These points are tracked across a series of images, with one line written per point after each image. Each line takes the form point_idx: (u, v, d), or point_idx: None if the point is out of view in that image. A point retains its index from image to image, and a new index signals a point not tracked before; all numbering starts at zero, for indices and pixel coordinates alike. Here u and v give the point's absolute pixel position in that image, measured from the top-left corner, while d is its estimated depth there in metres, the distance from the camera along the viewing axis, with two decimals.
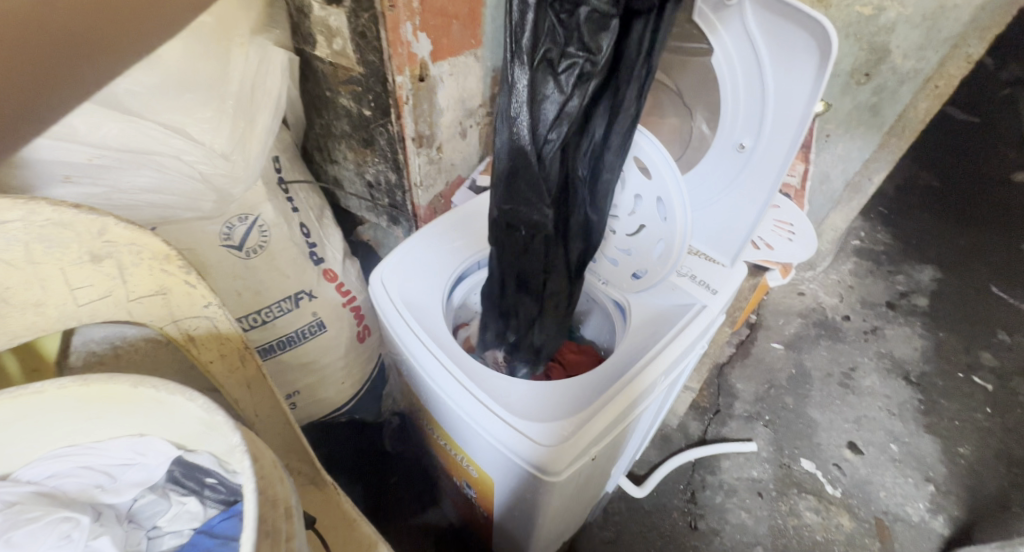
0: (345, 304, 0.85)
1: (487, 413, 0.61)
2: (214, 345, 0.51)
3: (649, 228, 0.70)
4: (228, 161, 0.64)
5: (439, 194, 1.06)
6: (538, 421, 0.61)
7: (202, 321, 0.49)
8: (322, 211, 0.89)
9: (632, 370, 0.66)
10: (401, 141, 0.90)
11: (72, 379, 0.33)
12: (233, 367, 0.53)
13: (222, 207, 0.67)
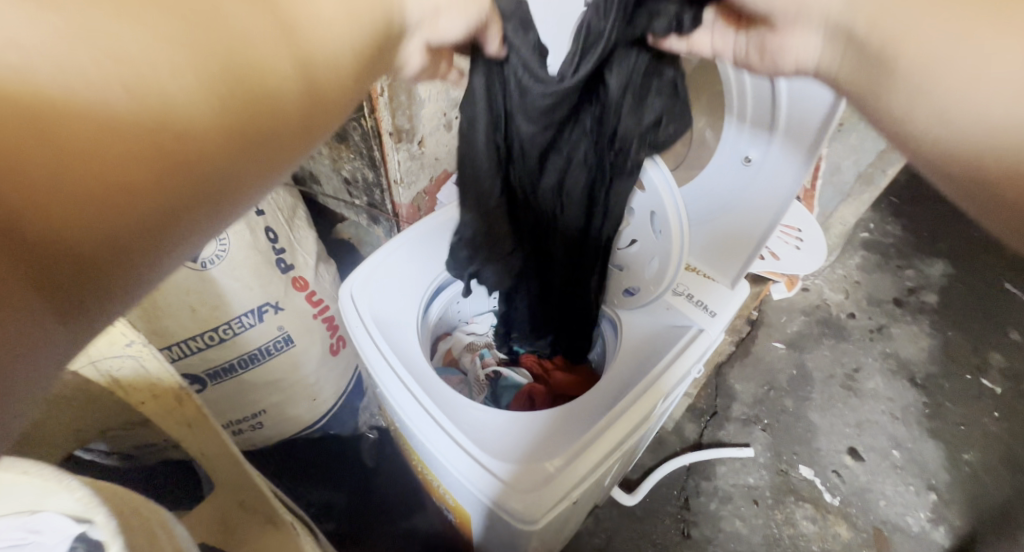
0: (316, 315, 0.79)
1: (459, 452, 0.56)
2: (144, 387, 0.46)
3: (641, 245, 0.64)
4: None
5: (423, 191, 0.99)
6: (515, 463, 0.56)
7: (126, 361, 0.44)
8: (292, 212, 0.82)
9: (623, 403, 0.61)
10: (377, 136, 0.83)
11: None
12: (167, 409, 0.48)
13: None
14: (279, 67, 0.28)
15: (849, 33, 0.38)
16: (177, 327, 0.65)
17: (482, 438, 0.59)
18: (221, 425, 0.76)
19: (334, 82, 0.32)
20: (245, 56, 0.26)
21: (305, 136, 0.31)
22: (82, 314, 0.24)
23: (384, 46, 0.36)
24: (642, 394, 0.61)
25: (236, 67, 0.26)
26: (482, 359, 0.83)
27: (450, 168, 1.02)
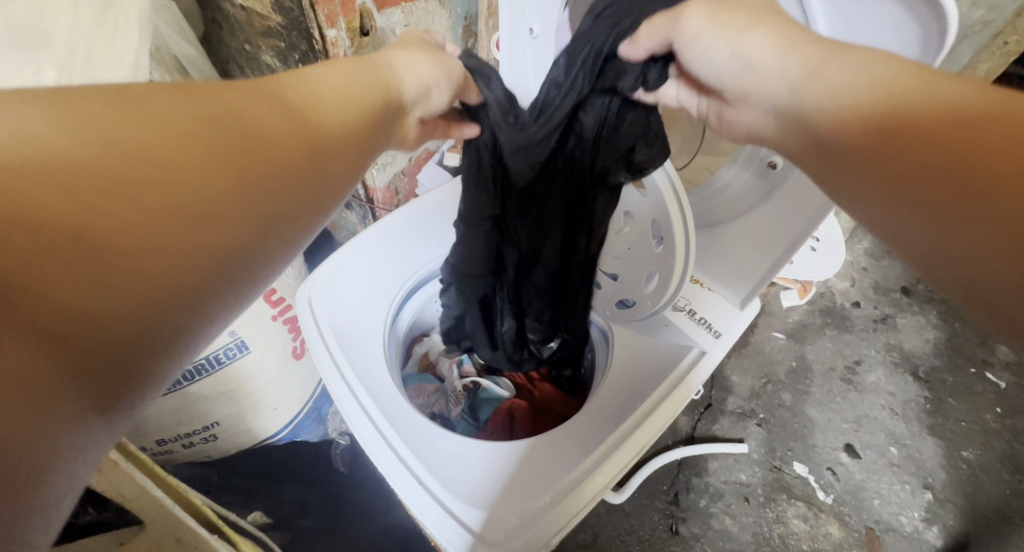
0: (276, 317, 0.71)
1: (424, 494, 0.50)
2: None
3: (637, 252, 0.56)
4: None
5: (401, 171, 0.90)
6: (487, 507, 0.49)
7: None
8: None
9: (613, 437, 0.54)
10: None
11: None
12: None
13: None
14: (278, 141, 0.28)
15: (793, 112, 0.34)
16: None
17: (453, 475, 0.53)
18: (170, 438, 0.69)
19: (322, 144, 0.31)
20: (250, 139, 0.27)
21: (299, 203, 0.29)
22: (111, 396, 0.23)
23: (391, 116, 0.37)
24: (637, 427, 0.54)
25: (245, 139, 0.27)
26: (462, 367, 0.76)
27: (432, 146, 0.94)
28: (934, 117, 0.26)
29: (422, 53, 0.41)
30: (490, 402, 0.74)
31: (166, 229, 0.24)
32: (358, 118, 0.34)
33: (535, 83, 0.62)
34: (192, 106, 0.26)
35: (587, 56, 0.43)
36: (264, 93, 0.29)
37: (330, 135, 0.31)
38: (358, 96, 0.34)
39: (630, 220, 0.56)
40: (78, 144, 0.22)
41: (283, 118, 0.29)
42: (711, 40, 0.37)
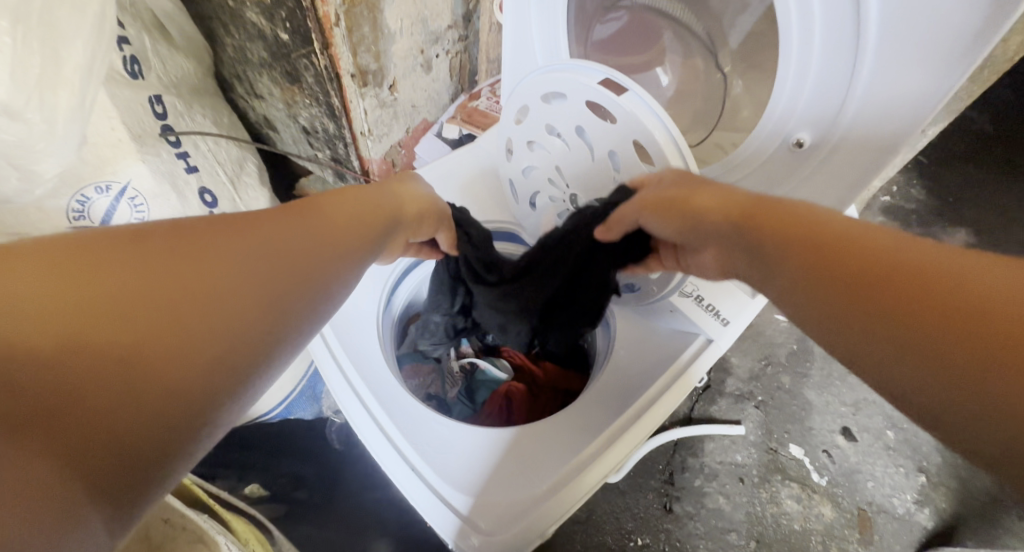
0: None
1: (420, 486, 0.50)
2: None
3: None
4: (24, 121, 0.45)
5: (398, 143, 0.87)
6: (483, 497, 0.49)
7: None
8: (242, 166, 0.74)
9: (614, 424, 0.53)
10: (334, 78, 0.66)
11: None
12: None
13: (44, 186, 0.51)
14: (298, 261, 0.33)
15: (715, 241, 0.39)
16: None
17: (450, 462, 0.51)
18: None
19: (310, 255, 0.34)
20: (274, 260, 0.32)
21: (307, 306, 0.33)
22: (128, 502, 0.23)
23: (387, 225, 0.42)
24: (637, 418, 0.52)
25: (270, 259, 0.31)
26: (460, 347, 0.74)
27: (430, 117, 0.90)
28: (829, 241, 0.31)
29: (390, 185, 0.46)
30: (488, 382, 0.72)
31: (177, 338, 0.26)
32: (341, 232, 0.37)
33: (539, 48, 0.57)
34: (191, 239, 0.29)
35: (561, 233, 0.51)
36: (260, 222, 0.33)
37: (317, 248, 0.35)
38: (357, 213, 0.40)
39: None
40: (125, 270, 0.26)
41: (273, 242, 0.33)
42: (654, 222, 0.42)
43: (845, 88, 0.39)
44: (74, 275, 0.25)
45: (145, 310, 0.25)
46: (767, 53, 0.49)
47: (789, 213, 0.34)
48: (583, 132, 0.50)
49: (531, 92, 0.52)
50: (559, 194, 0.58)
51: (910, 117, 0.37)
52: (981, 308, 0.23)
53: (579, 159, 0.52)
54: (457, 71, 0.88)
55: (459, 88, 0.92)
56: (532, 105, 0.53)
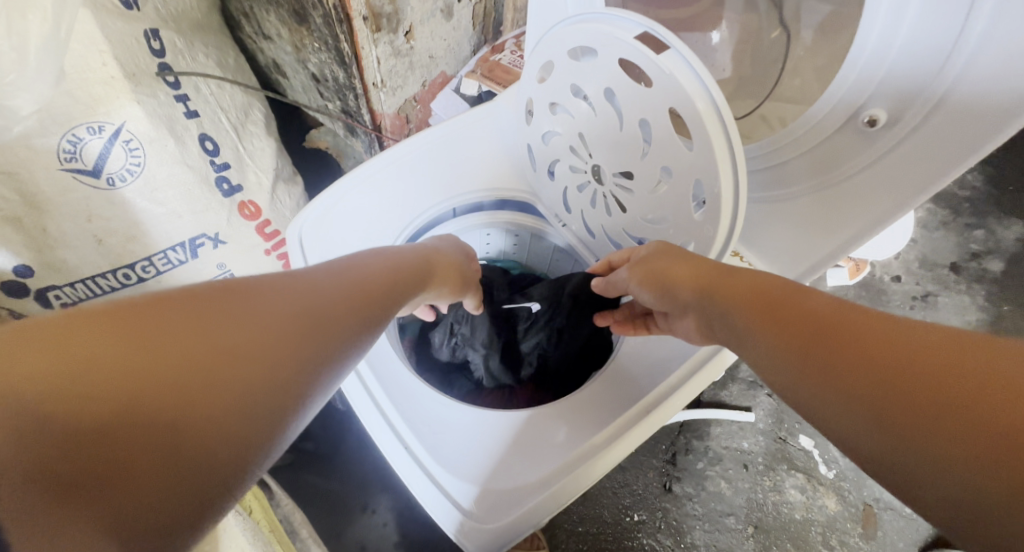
0: (269, 250, 0.71)
1: (416, 470, 0.47)
2: None
3: (672, 217, 0.46)
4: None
5: (413, 97, 0.81)
6: (482, 484, 0.47)
7: None
8: (249, 113, 0.69)
9: (620, 417, 0.50)
10: (344, 20, 0.60)
11: None
12: None
13: (24, 122, 0.46)
14: (336, 315, 0.33)
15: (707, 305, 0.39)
16: (80, 261, 0.56)
17: (449, 444, 0.49)
18: None
19: (347, 313, 0.33)
20: (314, 316, 0.31)
21: (340, 359, 0.32)
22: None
23: (414, 275, 0.43)
24: (645, 412, 0.49)
25: (310, 315, 0.31)
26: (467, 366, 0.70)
27: (449, 70, 0.84)
28: (806, 316, 0.32)
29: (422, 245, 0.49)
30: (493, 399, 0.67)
31: (220, 401, 0.25)
32: (376, 288, 0.37)
33: None
34: (235, 295, 0.29)
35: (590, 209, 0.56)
36: (299, 281, 0.33)
37: (353, 309, 0.34)
38: (391, 271, 0.40)
39: (668, 178, 0.44)
40: (163, 324, 0.25)
41: (312, 296, 0.32)
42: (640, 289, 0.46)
43: (946, 56, 0.32)
44: (120, 331, 0.23)
45: (191, 371, 0.24)
46: (844, 9, 0.42)
47: (750, 281, 0.37)
48: (612, 95, 0.44)
49: (556, 45, 0.46)
50: (580, 164, 0.53)
51: (1018, 103, 0.30)
52: (925, 361, 0.25)
53: (606, 127, 0.47)
54: (481, 19, 0.81)
55: (483, 38, 0.85)
56: (558, 60, 0.47)
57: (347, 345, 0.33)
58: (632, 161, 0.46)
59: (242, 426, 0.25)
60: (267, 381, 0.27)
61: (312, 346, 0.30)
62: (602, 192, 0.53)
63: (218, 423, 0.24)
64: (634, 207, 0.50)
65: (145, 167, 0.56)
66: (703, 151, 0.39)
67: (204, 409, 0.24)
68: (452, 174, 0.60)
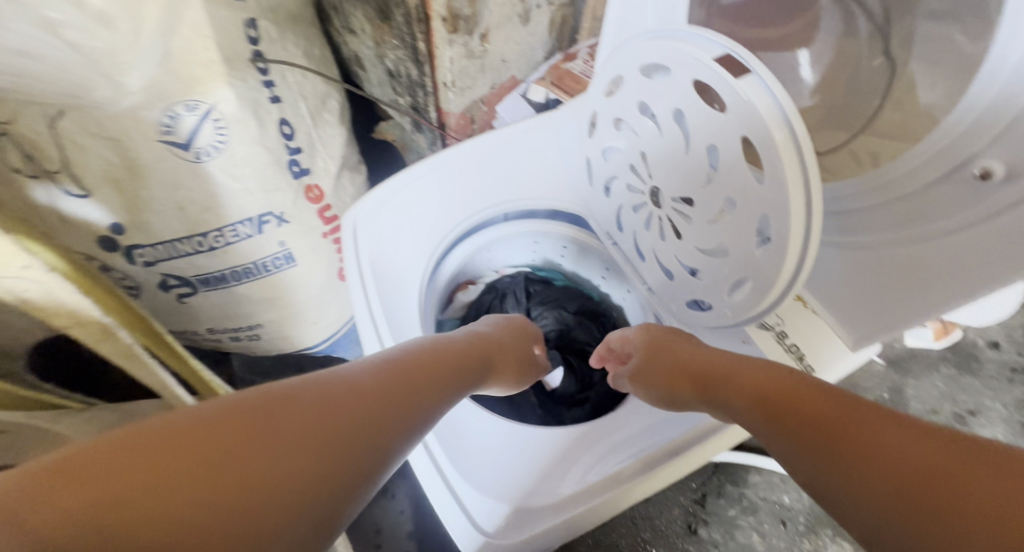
0: (326, 233, 0.74)
1: (438, 482, 0.46)
2: (63, 314, 0.35)
3: (732, 249, 0.43)
4: (114, 31, 0.40)
5: (480, 100, 0.82)
6: (505, 504, 0.45)
7: (23, 285, 0.32)
8: (323, 102, 0.72)
9: (648, 454, 0.47)
10: (423, 20, 0.62)
11: None
12: (98, 337, 0.38)
13: (132, 98, 0.47)
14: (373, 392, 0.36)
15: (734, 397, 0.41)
16: (163, 224, 0.59)
17: (472, 462, 0.48)
18: (217, 329, 0.75)
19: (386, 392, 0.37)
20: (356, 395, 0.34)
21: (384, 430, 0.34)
22: None
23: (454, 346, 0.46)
24: (677, 453, 0.47)
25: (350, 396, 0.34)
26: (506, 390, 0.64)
27: (519, 75, 0.84)
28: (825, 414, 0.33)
29: (484, 332, 0.53)
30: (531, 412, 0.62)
31: (282, 489, 0.28)
32: (413, 367, 0.41)
33: (653, 9, 0.46)
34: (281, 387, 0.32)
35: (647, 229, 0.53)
36: (372, 375, 0.37)
37: (405, 398, 0.37)
38: (429, 348, 0.44)
39: (731, 211, 0.41)
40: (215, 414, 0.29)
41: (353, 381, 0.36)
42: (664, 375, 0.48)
43: None
44: (217, 430, 0.28)
45: (258, 465, 0.28)
46: (971, 46, 0.37)
47: (765, 379, 0.39)
48: (681, 117, 0.42)
49: (630, 60, 0.45)
50: (638, 185, 0.51)
51: None
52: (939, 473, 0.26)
53: (671, 148, 0.45)
54: (558, 26, 0.81)
55: (556, 45, 0.85)
56: (630, 76, 0.45)
57: (386, 419, 0.35)
58: (693, 186, 0.44)
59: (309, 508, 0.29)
60: (315, 452, 0.30)
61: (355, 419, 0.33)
62: (658, 215, 0.51)
63: (282, 508, 0.27)
64: (690, 235, 0.47)
65: (228, 145, 0.57)
66: (774, 184, 0.36)
67: (268, 496, 0.27)
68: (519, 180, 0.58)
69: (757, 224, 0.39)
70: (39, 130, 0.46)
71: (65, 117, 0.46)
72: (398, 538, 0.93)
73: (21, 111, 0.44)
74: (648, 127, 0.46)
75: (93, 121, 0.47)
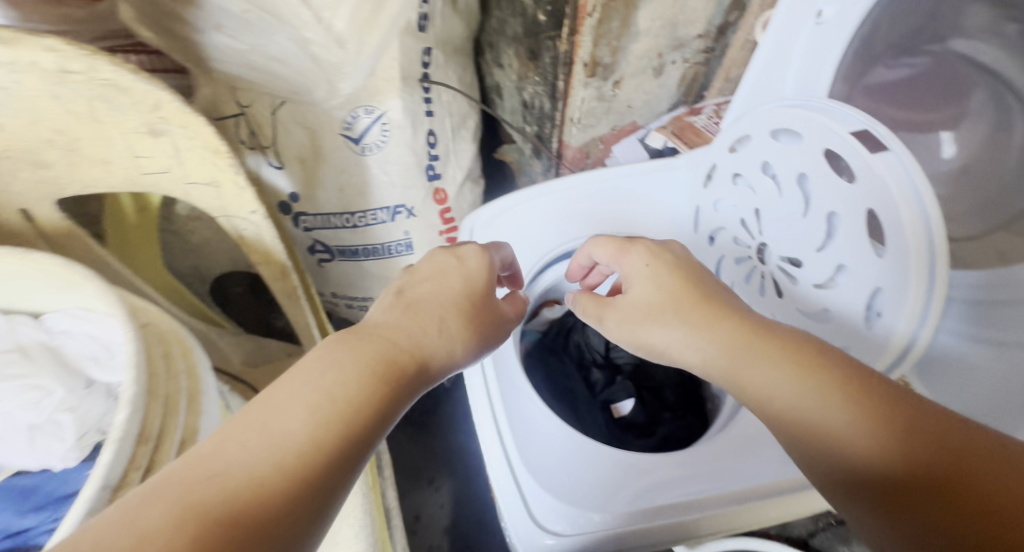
0: (443, 231, 0.82)
1: (506, 473, 0.47)
2: (260, 251, 0.45)
3: (837, 315, 0.44)
4: (345, 50, 0.55)
5: (599, 138, 0.89)
6: (560, 501, 0.45)
7: (245, 224, 0.42)
8: (463, 121, 0.82)
9: (720, 493, 0.45)
10: (567, 63, 0.70)
11: (79, 310, 0.41)
12: (274, 277, 0.48)
13: (335, 99, 0.59)
14: (345, 349, 0.33)
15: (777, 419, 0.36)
16: (322, 200, 0.71)
17: (536, 453, 0.48)
18: (336, 295, 0.88)
19: (359, 347, 0.34)
20: (321, 360, 0.32)
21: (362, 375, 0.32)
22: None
23: (434, 290, 0.42)
24: (748, 500, 0.45)
25: (317, 364, 0.32)
26: (577, 401, 0.66)
27: (641, 120, 0.90)
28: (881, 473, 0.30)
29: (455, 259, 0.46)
30: (598, 428, 0.63)
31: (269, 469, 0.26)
32: (387, 321, 0.38)
33: (790, 79, 0.49)
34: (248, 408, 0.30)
35: (751, 281, 0.55)
36: (339, 341, 0.35)
37: (384, 346, 0.35)
38: (406, 303, 0.41)
39: (841, 276, 0.43)
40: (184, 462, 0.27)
41: (317, 354, 0.33)
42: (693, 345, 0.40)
43: None
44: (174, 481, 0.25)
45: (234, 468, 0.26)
46: None
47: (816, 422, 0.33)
48: (804, 181, 0.45)
49: (761, 123, 0.48)
50: (746, 239, 0.54)
51: None
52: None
53: (788, 208, 0.47)
54: (688, 82, 0.85)
55: (683, 99, 0.89)
56: (757, 136, 0.49)
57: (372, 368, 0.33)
58: (803, 248, 0.46)
59: (326, 473, 0.28)
60: (298, 418, 0.28)
61: (328, 380, 0.31)
62: (762, 271, 0.53)
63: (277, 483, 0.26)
64: (794, 293, 0.49)
65: (387, 146, 0.67)
66: (893, 258, 0.37)
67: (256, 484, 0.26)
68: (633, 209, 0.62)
69: (871, 291, 0.40)
70: (265, 113, 0.60)
71: (283, 107, 0.60)
72: (432, 530, 0.98)
73: (257, 99, 0.59)
74: (766, 184, 0.49)
75: (302, 113, 0.61)
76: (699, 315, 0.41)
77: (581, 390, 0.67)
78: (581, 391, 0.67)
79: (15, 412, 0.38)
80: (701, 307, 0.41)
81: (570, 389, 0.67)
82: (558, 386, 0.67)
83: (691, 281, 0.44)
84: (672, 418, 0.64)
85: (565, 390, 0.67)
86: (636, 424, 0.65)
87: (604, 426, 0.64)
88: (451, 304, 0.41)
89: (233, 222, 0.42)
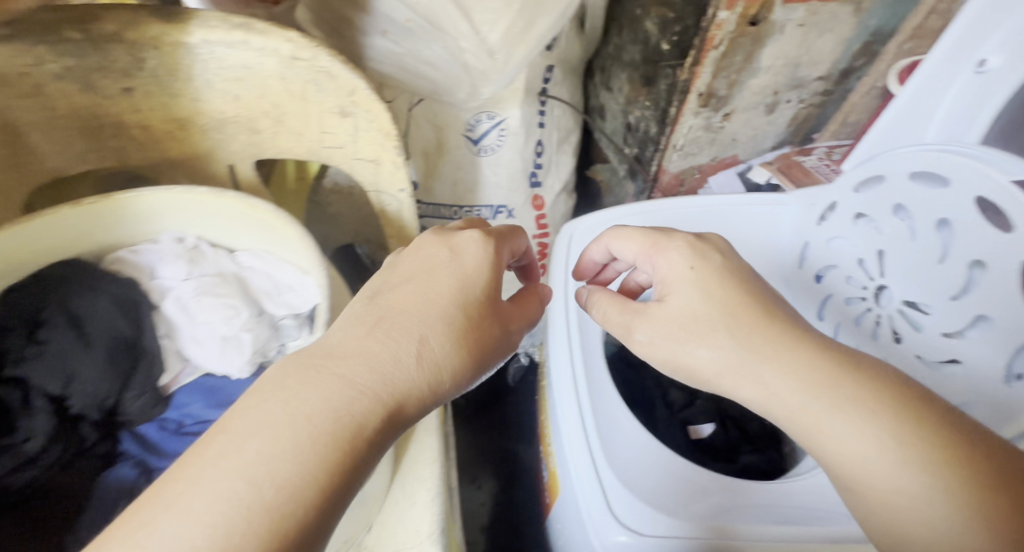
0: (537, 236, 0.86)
1: (589, 466, 0.48)
2: (391, 228, 0.51)
3: (970, 366, 0.43)
4: (494, 59, 0.60)
5: (698, 167, 0.90)
6: (642, 504, 0.46)
7: (388, 200, 0.49)
8: (568, 135, 0.86)
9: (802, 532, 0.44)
10: (683, 92, 0.72)
11: (266, 251, 0.49)
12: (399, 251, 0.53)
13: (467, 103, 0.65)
14: (316, 363, 0.31)
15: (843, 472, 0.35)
16: (433, 192, 0.77)
17: (619, 457, 0.50)
18: None
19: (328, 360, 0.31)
20: (293, 373, 0.31)
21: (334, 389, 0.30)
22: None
23: (421, 294, 0.37)
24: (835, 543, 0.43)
25: (286, 380, 0.30)
26: (654, 418, 0.67)
27: (742, 155, 0.90)
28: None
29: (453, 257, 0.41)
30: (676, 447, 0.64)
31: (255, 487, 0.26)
32: (366, 326, 0.34)
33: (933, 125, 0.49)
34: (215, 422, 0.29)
35: (865, 322, 0.54)
36: (309, 353, 0.32)
37: (360, 360, 0.32)
38: (387, 305, 0.37)
39: (983, 327, 0.42)
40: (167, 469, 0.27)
41: (287, 366, 0.31)
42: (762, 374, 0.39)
43: None
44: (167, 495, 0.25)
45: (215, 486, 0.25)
46: None
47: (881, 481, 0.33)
48: (947, 227, 0.45)
49: (898, 165, 0.48)
50: (862, 280, 0.54)
51: None
52: None
53: (922, 252, 0.47)
54: (797, 123, 0.85)
55: (789, 138, 0.89)
56: (894, 178, 0.49)
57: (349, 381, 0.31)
58: (934, 294, 0.46)
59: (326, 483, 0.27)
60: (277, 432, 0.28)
61: (300, 393, 0.29)
62: (877, 315, 0.52)
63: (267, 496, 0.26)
64: (920, 340, 0.48)
65: (500, 150, 0.73)
66: None
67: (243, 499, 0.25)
68: (738, 233, 0.61)
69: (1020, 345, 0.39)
70: (403, 108, 0.68)
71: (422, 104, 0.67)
72: (472, 526, 1.01)
73: (399, 95, 0.66)
74: (902, 225, 0.49)
75: (434, 111, 0.68)
76: (760, 343, 0.40)
77: (660, 407, 0.68)
78: (661, 408, 0.68)
79: (215, 324, 0.46)
80: (759, 332, 0.40)
81: (649, 403, 0.68)
82: (637, 400, 0.68)
83: (756, 301, 0.42)
84: (750, 450, 0.64)
85: (644, 404, 0.67)
86: (713, 450, 0.65)
87: (681, 445, 0.64)
88: (434, 319, 0.36)
89: (380, 197, 0.49)
